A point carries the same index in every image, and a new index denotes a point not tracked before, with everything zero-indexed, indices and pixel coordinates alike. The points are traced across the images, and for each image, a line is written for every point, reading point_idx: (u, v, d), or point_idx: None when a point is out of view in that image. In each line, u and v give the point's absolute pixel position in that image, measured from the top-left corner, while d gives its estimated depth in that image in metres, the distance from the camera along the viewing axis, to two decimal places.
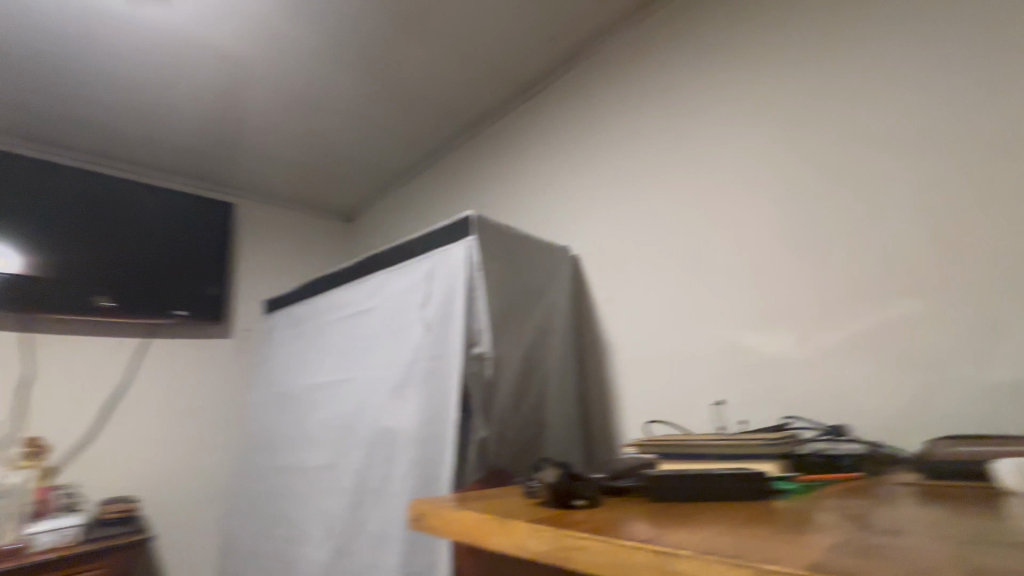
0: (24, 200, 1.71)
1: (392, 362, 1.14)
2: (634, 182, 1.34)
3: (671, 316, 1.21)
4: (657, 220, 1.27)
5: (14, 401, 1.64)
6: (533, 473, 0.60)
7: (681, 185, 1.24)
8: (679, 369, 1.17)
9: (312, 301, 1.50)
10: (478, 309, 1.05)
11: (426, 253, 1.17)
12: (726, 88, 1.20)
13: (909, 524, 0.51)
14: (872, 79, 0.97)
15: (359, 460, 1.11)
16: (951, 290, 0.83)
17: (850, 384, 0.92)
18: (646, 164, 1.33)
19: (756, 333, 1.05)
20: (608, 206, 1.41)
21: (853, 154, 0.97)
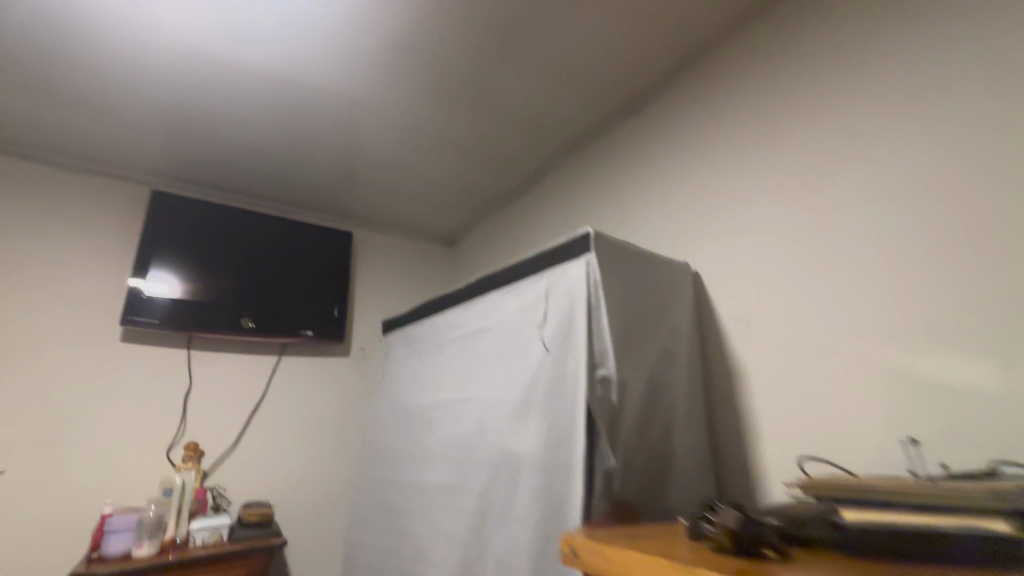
0: (191, 236, 1.99)
1: (511, 384, 1.13)
2: (768, 188, 1.25)
3: (819, 338, 1.07)
4: (795, 230, 1.16)
5: (179, 409, 1.89)
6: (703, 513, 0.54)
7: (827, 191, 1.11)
8: (834, 400, 1.02)
9: (427, 322, 1.55)
10: (600, 329, 1.00)
11: (543, 272, 1.15)
12: (876, 77, 1.06)
13: None
14: None
15: (482, 481, 1.11)
16: None
17: None
18: (775, 166, 1.24)
19: (938, 359, 0.88)
20: (736, 214, 1.31)
21: None
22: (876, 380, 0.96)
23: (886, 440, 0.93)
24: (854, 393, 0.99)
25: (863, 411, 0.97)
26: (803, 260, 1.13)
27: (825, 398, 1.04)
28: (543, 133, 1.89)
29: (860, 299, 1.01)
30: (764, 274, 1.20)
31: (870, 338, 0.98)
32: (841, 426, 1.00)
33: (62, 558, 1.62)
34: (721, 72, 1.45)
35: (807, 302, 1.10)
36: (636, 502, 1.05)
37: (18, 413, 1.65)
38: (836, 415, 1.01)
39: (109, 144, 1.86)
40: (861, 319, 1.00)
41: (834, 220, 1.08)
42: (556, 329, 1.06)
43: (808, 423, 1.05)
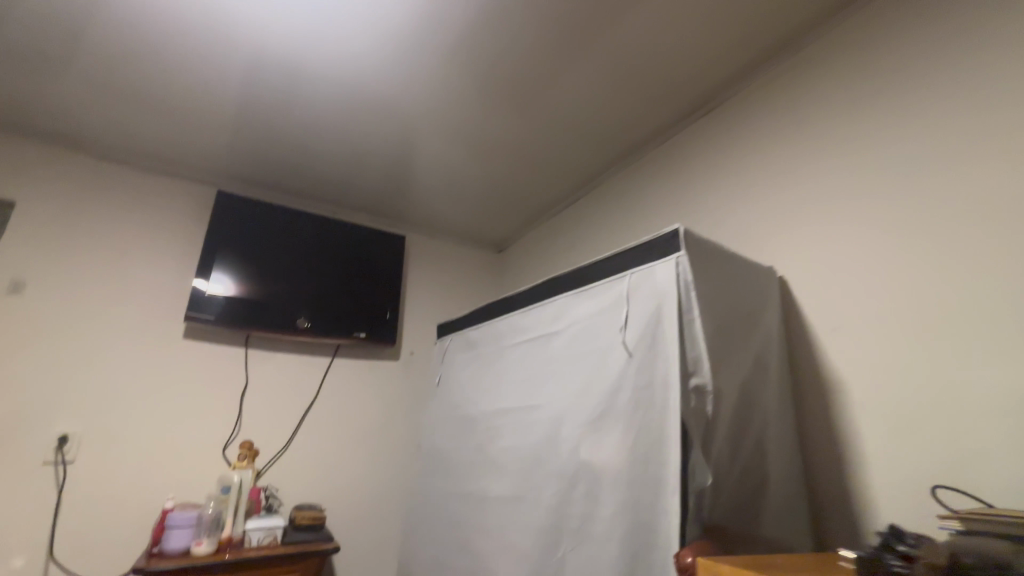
0: (252, 235, 2.03)
1: (587, 390, 1.06)
2: (875, 192, 1.14)
3: (941, 352, 0.96)
4: (910, 235, 1.06)
5: (236, 406, 1.90)
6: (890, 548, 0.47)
7: (950, 195, 1.01)
8: (965, 422, 0.91)
9: (488, 325, 1.50)
10: (693, 332, 0.92)
11: (623, 272, 1.09)
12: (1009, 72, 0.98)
13: None
14: None
15: (556, 493, 1.04)
16: None
17: None
18: (887, 168, 1.13)
19: None
20: (834, 218, 1.21)
21: None
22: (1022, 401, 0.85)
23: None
24: (993, 414, 0.88)
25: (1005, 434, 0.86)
26: (922, 268, 1.02)
27: (953, 418, 0.93)
28: (604, 138, 1.82)
29: (1000, 312, 0.90)
30: (871, 280, 1.10)
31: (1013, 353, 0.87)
32: (976, 450, 0.89)
33: (122, 550, 1.64)
34: (810, 71, 1.36)
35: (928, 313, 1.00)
36: (728, 525, 0.96)
37: (88, 404, 1.70)
38: (970, 438, 0.90)
39: (180, 146, 1.92)
40: (1001, 331, 0.89)
41: (960, 225, 0.98)
42: (641, 332, 0.99)
43: (933, 446, 0.94)
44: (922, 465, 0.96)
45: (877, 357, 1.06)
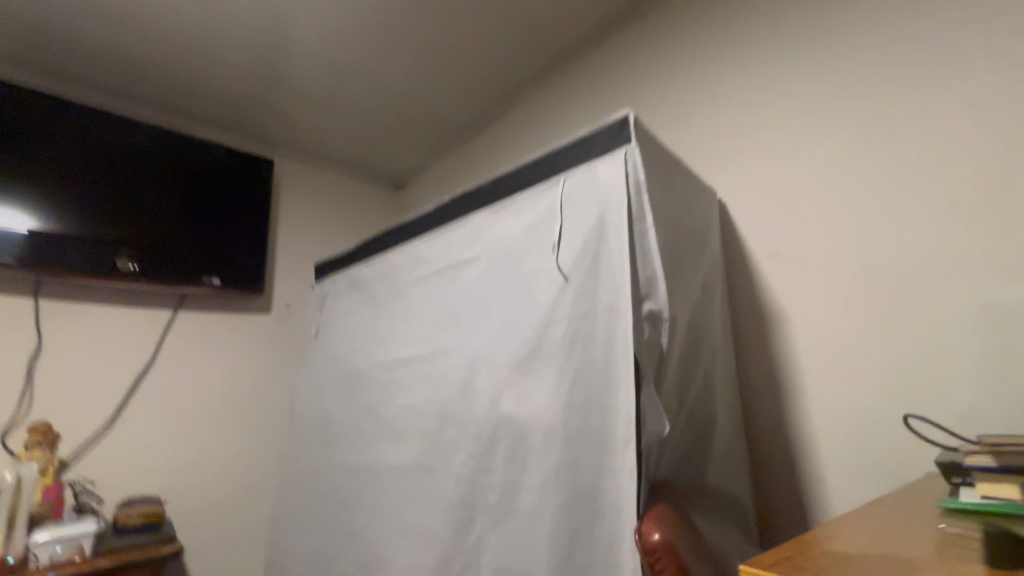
0: (38, 139, 1.44)
1: (510, 327, 0.82)
2: (825, 90, 0.98)
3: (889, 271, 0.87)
4: (866, 138, 0.92)
5: (22, 378, 1.38)
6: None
7: (915, 88, 0.87)
8: (915, 345, 0.83)
9: (381, 258, 1.20)
10: (646, 246, 0.72)
11: (555, 178, 0.85)
12: None
13: None
14: None
15: (470, 459, 0.81)
16: None
17: None
18: (843, 63, 0.97)
19: None
20: (776, 126, 1.05)
21: None
22: (988, 317, 0.76)
23: (993, 390, 0.75)
24: (955, 334, 0.79)
25: (970, 355, 0.77)
26: (880, 174, 0.89)
27: (910, 340, 0.83)
28: (520, 46, 1.54)
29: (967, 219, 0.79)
30: (819, 194, 0.97)
31: (982, 266, 0.77)
32: (933, 374, 0.80)
33: None
34: None
35: (884, 226, 0.87)
36: (673, 478, 0.80)
37: None
38: (926, 363, 0.81)
39: None
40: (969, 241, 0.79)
41: (924, 126, 0.85)
42: (579, 248, 0.76)
43: (884, 371, 0.85)
44: (874, 396, 0.87)
45: (826, 279, 0.94)
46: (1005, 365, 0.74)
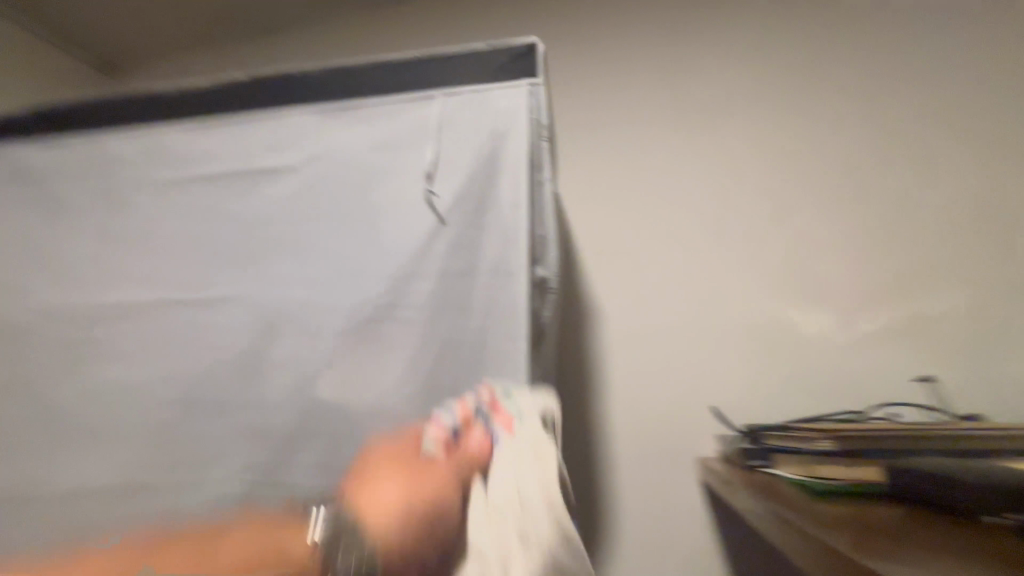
0: None
1: (346, 276, 0.58)
2: (667, 100, 1.01)
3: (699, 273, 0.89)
4: (699, 154, 0.97)
5: None
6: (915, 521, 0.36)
7: (735, 125, 0.96)
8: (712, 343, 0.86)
9: (80, 144, 0.71)
10: (542, 199, 0.60)
11: (427, 91, 0.64)
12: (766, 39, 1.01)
13: None
14: (913, 82, 0.92)
15: (249, 468, 0.52)
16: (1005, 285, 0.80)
17: (898, 362, 0.78)
18: (676, 87, 1.02)
19: (803, 309, 0.84)
20: (625, 120, 1.00)
21: (897, 140, 0.90)
22: (772, 327, 0.84)
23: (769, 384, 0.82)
24: (745, 339, 0.85)
25: (755, 359, 0.83)
26: (705, 189, 0.94)
27: (712, 343, 0.86)
28: None
29: (766, 239, 0.89)
30: (652, 194, 0.96)
31: (768, 281, 0.87)
32: (728, 376, 0.84)
33: None
34: None
35: (703, 234, 0.91)
36: None
37: None
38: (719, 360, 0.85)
39: None
40: (763, 259, 0.88)
41: (743, 156, 0.94)
42: (461, 186, 0.59)
43: (689, 373, 0.86)
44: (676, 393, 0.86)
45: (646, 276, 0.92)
46: (782, 370, 0.82)
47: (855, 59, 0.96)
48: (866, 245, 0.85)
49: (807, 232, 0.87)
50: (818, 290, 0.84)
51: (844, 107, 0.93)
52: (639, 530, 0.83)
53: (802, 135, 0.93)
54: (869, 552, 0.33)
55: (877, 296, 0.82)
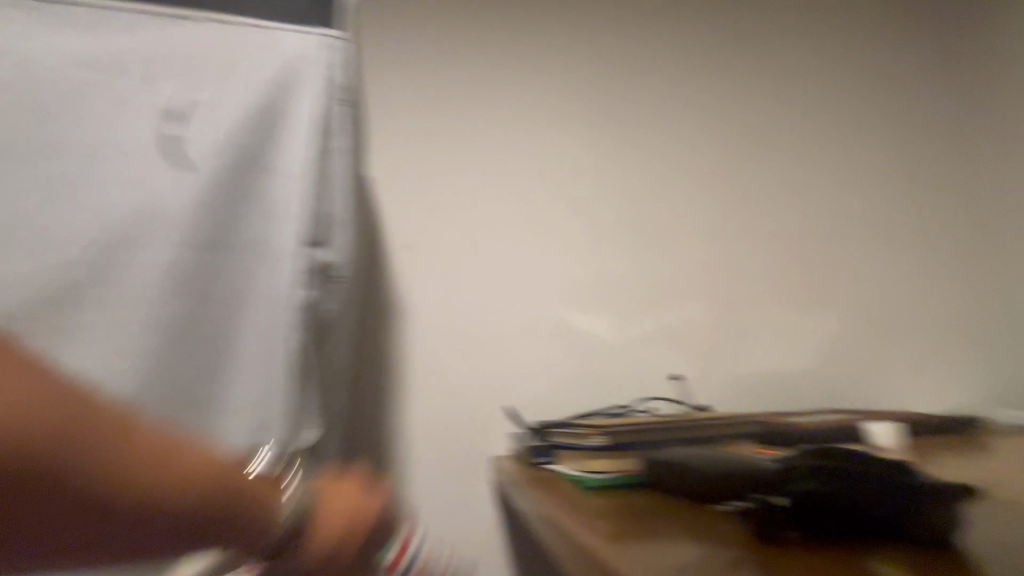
0: None
1: (29, 229, 0.41)
2: (491, 74, 0.93)
3: (508, 272, 0.88)
4: (516, 145, 0.92)
5: None
6: (661, 515, 0.38)
7: (559, 122, 0.94)
8: (514, 343, 0.87)
9: None
10: (331, 172, 0.51)
11: (184, 11, 0.48)
12: (597, 31, 0.98)
13: (981, 474, 0.44)
14: (713, 101, 0.99)
15: None
16: (751, 295, 0.94)
17: (667, 361, 0.89)
18: (507, 68, 0.94)
19: (599, 314, 0.90)
20: (453, 104, 0.91)
21: (694, 157, 0.97)
22: (570, 330, 0.88)
23: (561, 383, 0.87)
24: (545, 341, 0.87)
25: (552, 361, 0.87)
26: (522, 185, 0.91)
27: (515, 344, 0.87)
28: None
29: (572, 244, 0.91)
30: (469, 182, 0.90)
31: (571, 286, 0.89)
32: (524, 375, 0.86)
33: None
34: None
35: (516, 233, 0.90)
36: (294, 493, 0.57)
37: None
38: (520, 360, 0.86)
39: None
40: (568, 263, 0.90)
41: (561, 153, 0.93)
42: (226, 138, 0.47)
43: (490, 373, 0.85)
44: (478, 393, 0.85)
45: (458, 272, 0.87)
46: (575, 369, 0.87)
47: (666, 67, 0.99)
48: (656, 250, 0.93)
49: (609, 239, 0.92)
50: (611, 297, 0.90)
51: (651, 116, 0.97)
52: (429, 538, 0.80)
53: (615, 140, 0.95)
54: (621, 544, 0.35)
55: (657, 302, 0.91)
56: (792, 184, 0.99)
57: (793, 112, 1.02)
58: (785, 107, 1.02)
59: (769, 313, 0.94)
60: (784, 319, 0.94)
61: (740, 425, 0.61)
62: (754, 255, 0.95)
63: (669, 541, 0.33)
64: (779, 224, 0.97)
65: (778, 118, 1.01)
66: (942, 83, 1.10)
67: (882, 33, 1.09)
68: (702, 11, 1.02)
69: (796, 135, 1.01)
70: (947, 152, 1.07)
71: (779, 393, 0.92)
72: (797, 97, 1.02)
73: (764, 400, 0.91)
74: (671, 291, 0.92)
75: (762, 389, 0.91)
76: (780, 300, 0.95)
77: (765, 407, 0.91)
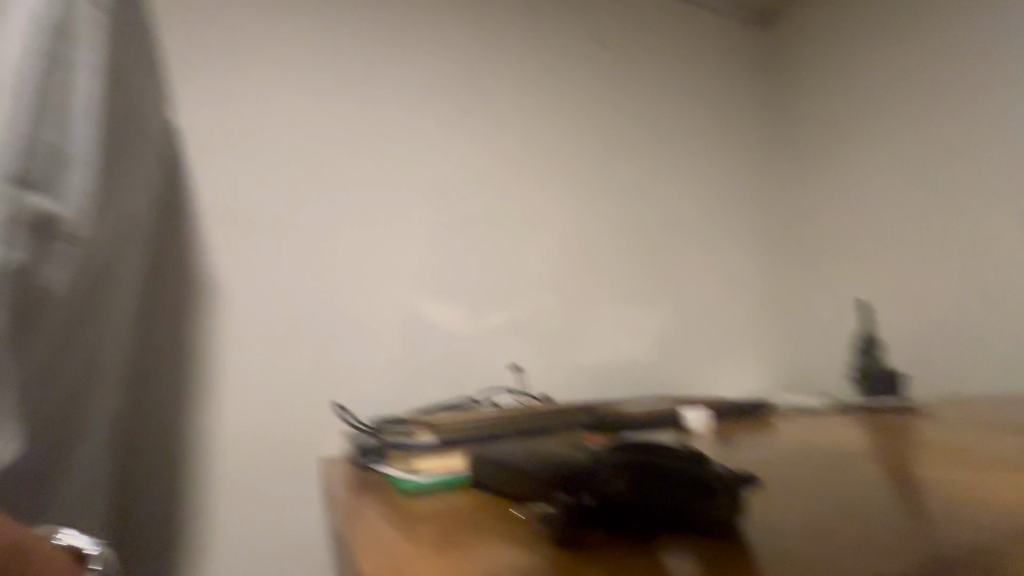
0: None
1: None
2: (332, 31, 0.85)
3: (345, 252, 0.80)
4: (359, 113, 0.85)
5: None
6: (475, 522, 0.34)
7: (409, 99, 0.88)
8: (350, 330, 0.78)
9: None
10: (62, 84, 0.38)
11: None
12: (453, 13, 0.95)
13: (760, 451, 0.49)
14: (566, 101, 1.02)
15: None
16: (595, 290, 0.98)
17: (513, 351, 0.89)
18: (351, 34, 0.86)
19: (447, 302, 0.85)
20: (284, 63, 0.81)
21: (546, 152, 0.98)
22: (412, 318, 0.82)
23: (402, 373, 0.80)
24: (385, 328, 0.80)
25: (393, 350, 0.80)
26: (366, 157, 0.83)
27: (349, 332, 0.78)
28: None
29: (419, 226, 0.85)
30: (303, 147, 0.80)
31: (416, 271, 0.84)
32: (360, 367, 0.78)
33: None
34: None
35: (357, 209, 0.81)
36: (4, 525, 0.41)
37: None
38: (355, 349, 0.78)
39: None
40: (414, 246, 0.84)
41: (413, 127, 0.88)
42: None
43: (316, 364, 0.75)
44: (304, 387, 0.74)
45: (283, 248, 0.76)
46: (418, 360, 0.82)
47: (523, 61, 0.99)
48: (507, 238, 0.92)
49: (459, 224, 0.88)
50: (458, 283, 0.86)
51: (508, 101, 0.96)
52: (231, 556, 0.67)
53: (468, 126, 0.92)
54: (424, 556, 0.30)
55: (507, 292, 0.90)
56: (635, 187, 1.05)
57: (639, 121, 1.08)
58: (632, 115, 1.08)
59: (610, 307, 0.99)
60: (622, 313, 1.00)
61: (573, 415, 0.61)
62: (598, 251, 1.00)
63: (473, 559, 0.28)
64: (621, 219, 1.03)
65: (626, 125, 1.07)
66: (759, 107, 1.25)
67: (713, 54, 1.21)
68: (558, 13, 1.05)
69: (640, 143, 1.08)
70: (760, 166, 1.22)
71: (615, 383, 0.97)
72: (643, 107, 1.09)
73: (602, 390, 0.95)
74: (520, 281, 0.91)
75: (600, 380, 0.95)
76: (620, 295, 1.00)
77: (600, 395, 0.95)
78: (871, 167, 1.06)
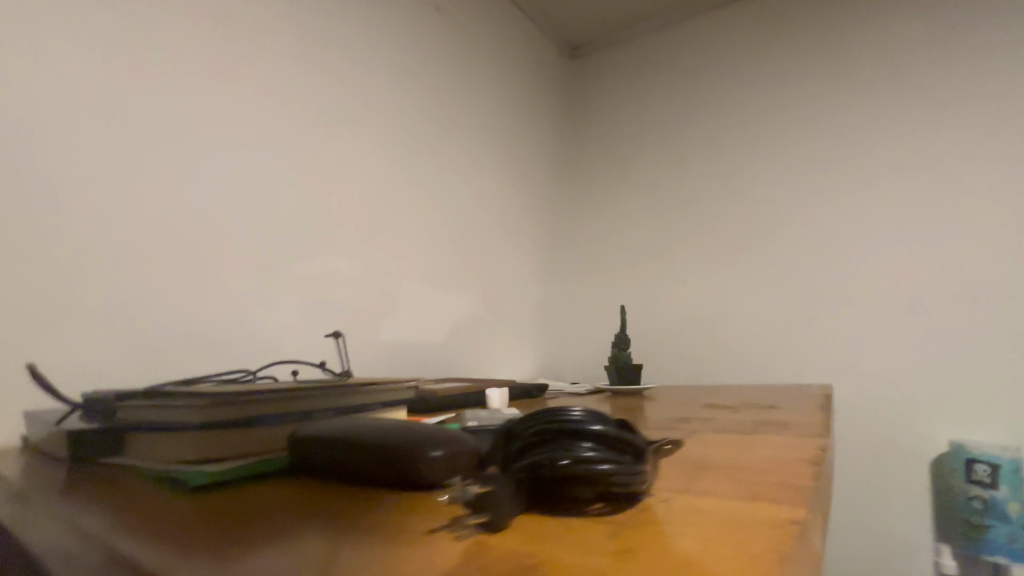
0: None
1: None
2: None
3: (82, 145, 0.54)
4: None
5: None
6: (339, 514, 0.26)
7: None
8: (71, 260, 0.53)
9: None
10: None
11: None
12: None
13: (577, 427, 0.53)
14: (399, 63, 0.96)
15: None
16: (409, 262, 0.93)
17: (314, 318, 0.75)
18: None
19: (235, 246, 0.67)
20: None
21: (374, 107, 0.89)
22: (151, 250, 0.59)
23: (153, 329, 0.59)
24: (135, 264, 0.58)
25: (144, 295, 0.58)
26: (121, 23, 0.59)
27: (38, 254, 0.51)
28: None
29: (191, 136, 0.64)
30: None
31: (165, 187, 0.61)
32: (70, 314, 0.53)
33: None
34: None
35: (85, 83, 0.55)
36: None
37: None
38: (79, 289, 0.53)
39: None
40: (166, 154, 0.61)
41: (218, 19, 0.68)
42: None
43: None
44: None
45: None
46: (181, 314, 0.61)
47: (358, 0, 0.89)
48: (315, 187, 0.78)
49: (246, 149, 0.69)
50: (236, 223, 0.67)
51: (336, 37, 0.84)
52: None
53: (288, 46, 0.77)
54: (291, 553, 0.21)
55: (314, 247, 0.77)
56: (453, 170, 1.06)
57: (460, 107, 1.11)
58: (455, 101, 1.09)
59: (422, 282, 0.95)
60: (432, 291, 0.97)
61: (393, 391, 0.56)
62: (415, 224, 0.95)
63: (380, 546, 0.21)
64: (440, 199, 1.01)
65: (450, 108, 1.07)
66: (557, 135, 1.45)
67: (528, 80, 1.36)
68: None
69: (461, 129, 1.10)
70: (551, 188, 1.41)
71: (417, 362, 0.93)
72: (465, 97, 1.12)
73: (405, 369, 0.90)
74: (332, 238, 0.79)
75: (404, 359, 0.90)
76: (431, 272, 0.98)
77: (403, 375, 0.89)
78: (627, 206, 1.35)
